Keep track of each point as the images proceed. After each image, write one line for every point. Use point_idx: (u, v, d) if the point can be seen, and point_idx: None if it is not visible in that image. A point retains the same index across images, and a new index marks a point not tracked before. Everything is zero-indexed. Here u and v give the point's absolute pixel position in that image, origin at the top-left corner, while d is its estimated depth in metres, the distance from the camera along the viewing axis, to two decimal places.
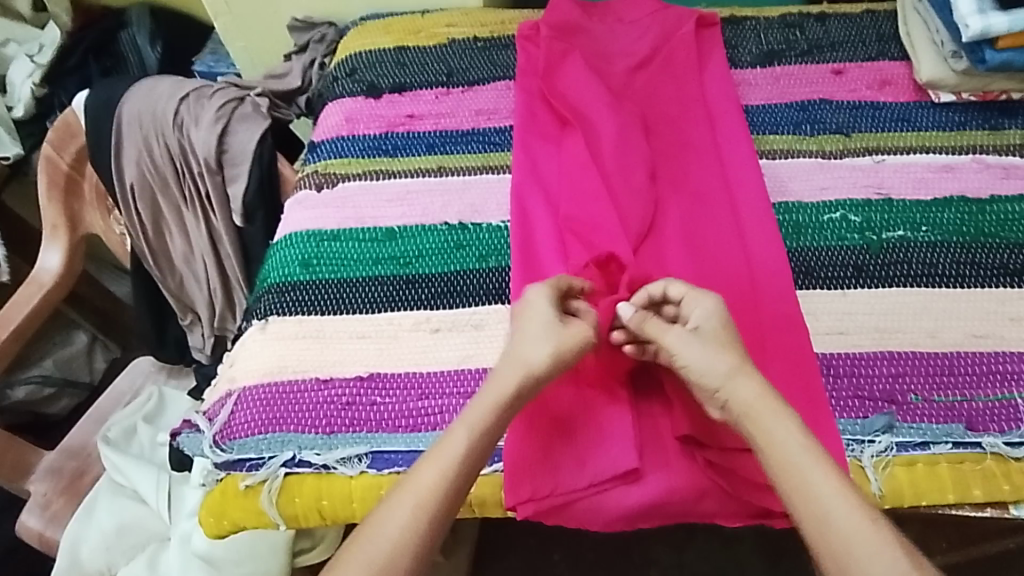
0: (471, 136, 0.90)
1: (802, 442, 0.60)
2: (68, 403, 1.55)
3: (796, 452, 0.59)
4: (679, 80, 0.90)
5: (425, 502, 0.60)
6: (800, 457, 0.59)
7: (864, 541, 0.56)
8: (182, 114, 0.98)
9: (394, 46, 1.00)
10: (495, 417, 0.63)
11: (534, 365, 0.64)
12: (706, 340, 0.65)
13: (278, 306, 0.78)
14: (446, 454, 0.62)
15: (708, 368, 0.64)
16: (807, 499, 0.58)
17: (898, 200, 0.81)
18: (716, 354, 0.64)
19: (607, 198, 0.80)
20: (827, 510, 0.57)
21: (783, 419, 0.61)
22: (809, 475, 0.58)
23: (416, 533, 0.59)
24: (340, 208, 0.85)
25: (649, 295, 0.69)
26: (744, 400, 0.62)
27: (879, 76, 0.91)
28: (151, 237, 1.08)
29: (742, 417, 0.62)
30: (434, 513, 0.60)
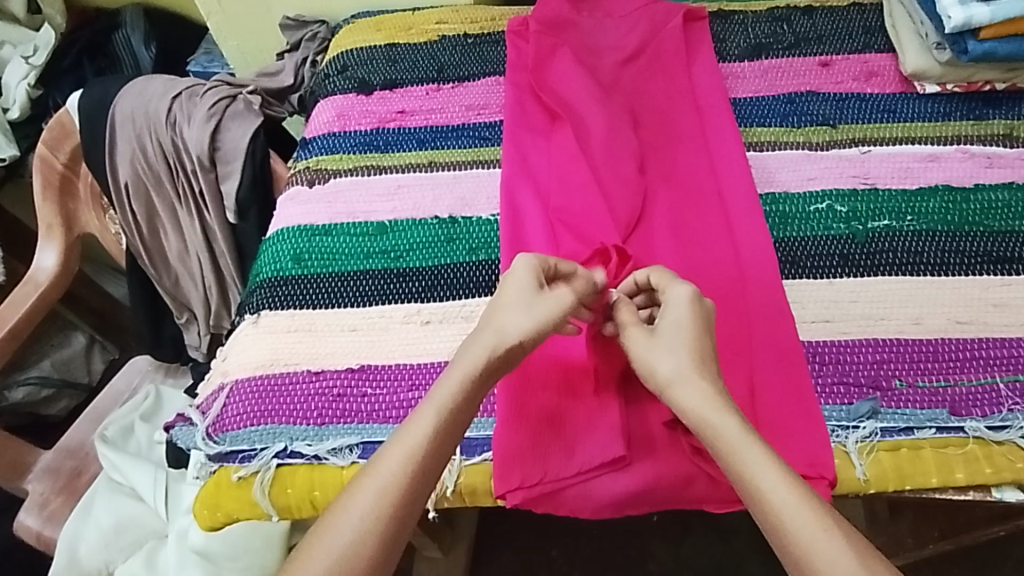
0: (462, 131, 0.91)
1: (752, 444, 0.59)
2: (67, 403, 1.57)
3: (759, 469, 0.58)
4: (668, 72, 0.91)
5: (389, 490, 0.59)
6: (751, 460, 0.59)
7: (819, 542, 0.55)
8: (175, 112, 0.98)
9: (385, 43, 1.01)
10: (464, 401, 0.63)
11: (508, 337, 0.65)
12: (669, 341, 0.65)
13: (270, 300, 0.78)
14: (410, 438, 0.61)
15: (662, 372, 0.64)
16: (766, 508, 0.57)
17: (883, 189, 0.81)
18: (675, 355, 0.64)
19: (597, 190, 0.81)
20: (785, 512, 0.56)
21: (732, 423, 0.60)
22: (764, 478, 0.58)
23: (379, 523, 0.58)
24: (331, 203, 0.85)
25: (635, 282, 0.71)
26: (693, 406, 0.62)
27: (865, 68, 0.92)
28: (146, 236, 1.09)
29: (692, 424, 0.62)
30: (396, 503, 0.58)
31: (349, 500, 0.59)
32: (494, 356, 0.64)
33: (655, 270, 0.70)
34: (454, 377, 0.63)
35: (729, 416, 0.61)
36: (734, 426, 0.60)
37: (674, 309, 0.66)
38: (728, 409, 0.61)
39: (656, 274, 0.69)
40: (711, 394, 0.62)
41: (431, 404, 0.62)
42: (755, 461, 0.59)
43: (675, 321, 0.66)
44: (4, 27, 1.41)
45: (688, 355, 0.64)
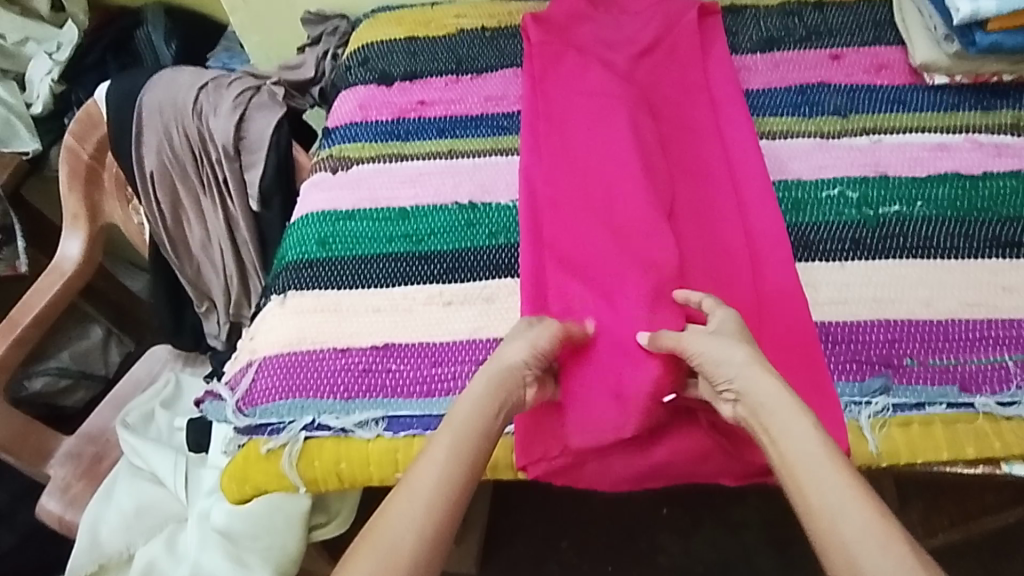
0: (481, 121, 0.94)
1: (812, 440, 0.58)
2: (83, 396, 1.59)
3: (800, 447, 0.59)
4: (684, 68, 0.95)
5: (432, 499, 0.59)
6: (809, 455, 0.58)
7: (864, 538, 0.53)
8: (201, 102, 1.00)
9: (405, 37, 1.04)
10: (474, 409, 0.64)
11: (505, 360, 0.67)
12: (726, 337, 0.66)
13: (298, 281, 0.81)
14: (435, 455, 0.61)
15: (729, 358, 0.64)
16: (810, 505, 0.56)
17: (894, 176, 0.83)
18: (734, 346, 0.65)
19: (614, 176, 0.83)
20: (828, 502, 0.55)
21: (796, 416, 0.60)
22: (814, 471, 0.57)
23: (421, 536, 0.57)
24: (354, 189, 0.88)
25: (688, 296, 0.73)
26: (755, 389, 0.63)
27: (875, 61, 0.95)
28: (170, 226, 1.12)
29: (754, 406, 0.62)
30: (442, 514, 0.58)
31: (389, 506, 0.58)
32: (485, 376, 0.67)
33: (708, 297, 0.72)
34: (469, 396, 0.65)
35: (795, 412, 0.60)
36: (801, 421, 0.60)
37: (720, 326, 0.68)
38: (800, 408, 0.61)
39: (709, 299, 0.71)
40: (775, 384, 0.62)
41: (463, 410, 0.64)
42: (813, 455, 0.58)
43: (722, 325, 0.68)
44: (28, 24, 1.46)
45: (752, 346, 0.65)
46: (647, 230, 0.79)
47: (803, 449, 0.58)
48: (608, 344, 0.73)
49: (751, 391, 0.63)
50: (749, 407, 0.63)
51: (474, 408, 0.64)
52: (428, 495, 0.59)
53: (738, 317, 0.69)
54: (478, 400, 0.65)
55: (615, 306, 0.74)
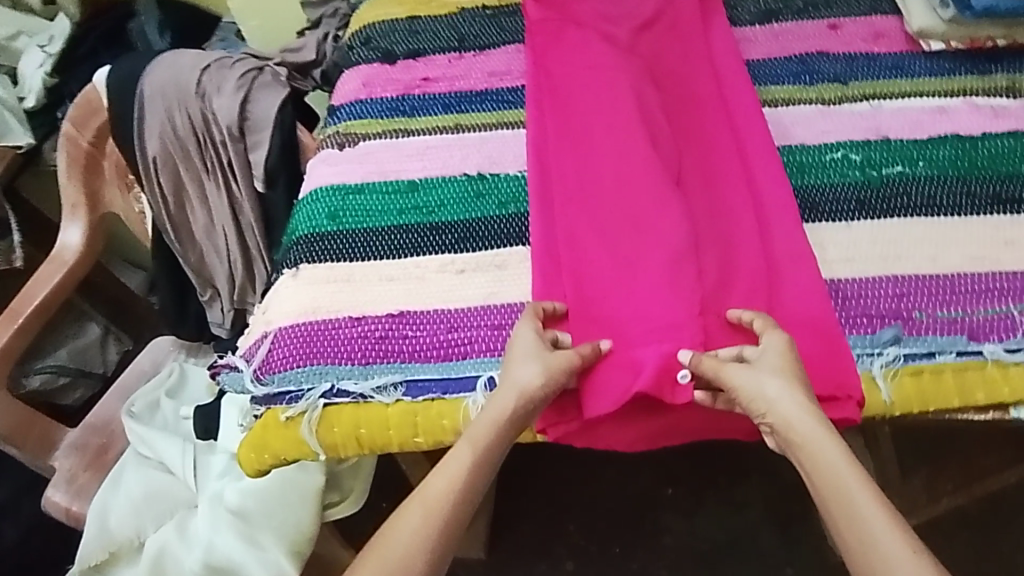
0: (486, 96, 0.94)
1: (852, 472, 0.61)
2: (82, 394, 1.58)
3: (844, 478, 0.61)
4: (685, 40, 0.96)
5: (437, 510, 0.64)
6: (849, 486, 0.61)
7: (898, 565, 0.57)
8: (204, 84, 0.99)
9: (406, 16, 1.04)
10: (494, 438, 0.67)
11: (525, 391, 0.67)
12: (776, 370, 0.66)
13: (309, 254, 0.81)
14: (450, 468, 0.66)
15: (775, 394, 0.65)
16: (854, 527, 0.59)
17: (895, 139, 0.85)
18: (778, 379, 0.65)
19: (619, 150, 0.84)
20: (868, 531, 0.59)
21: (834, 447, 0.62)
22: (854, 502, 0.60)
23: (426, 537, 0.63)
24: (363, 163, 0.88)
25: (739, 317, 0.72)
26: (797, 423, 0.64)
27: (872, 30, 0.96)
28: (173, 210, 1.12)
29: (792, 439, 0.64)
30: (442, 525, 0.64)
31: (401, 517, 0.65)
32: (508, 400, 0.67)
33: (759, 316, 0.71)
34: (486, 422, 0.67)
35: (829, 438, 0.63)
36: (838, 453, 0.62)
37: (766, 352, 0.68)
38: (833, 437, 0.63)
39: (760, 320, 0.70)
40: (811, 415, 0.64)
41: (472, 441, 0.66)
42: (854, 487, 0.60)
43: (773, 352, 0.67)
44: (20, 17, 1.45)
45: (794, 381, 0.65)
46: (656, 201, 0.80)
47: (841, 484, 0.61)
48: (620, 312, 0.75)
49: (789, 425, 0.64)
50: (787, 440, 0.65)
51: (490, 426, 0.67)
52: (432, 502, 0.65)
53: (789, 339, 0.68)
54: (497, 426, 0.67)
55: (628, 277, 0.76)
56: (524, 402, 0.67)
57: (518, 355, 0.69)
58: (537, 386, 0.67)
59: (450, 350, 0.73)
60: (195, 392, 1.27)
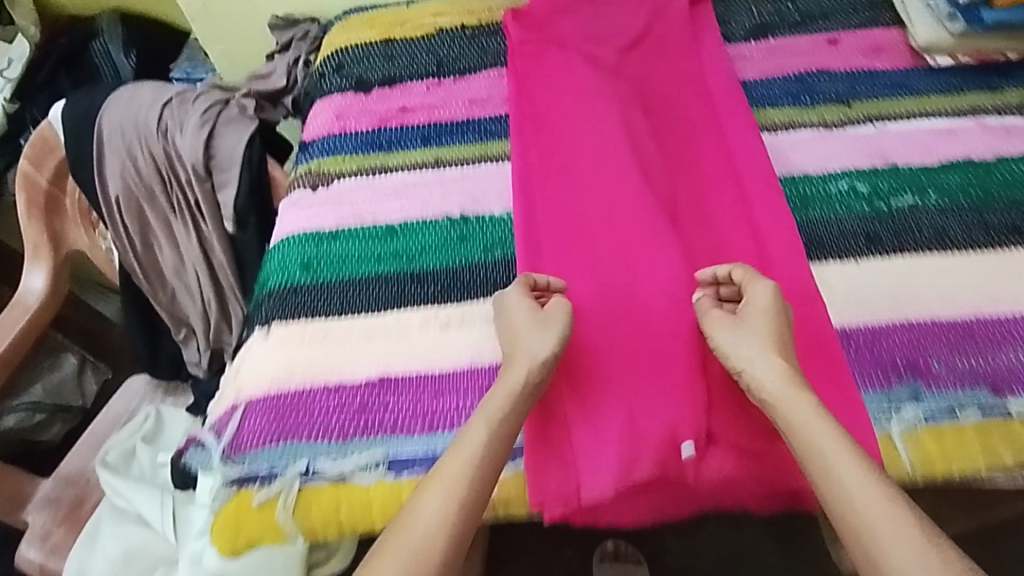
0: (467, 127, 0.88)
1: (826, 429, 0.59)
2: (61, 429, 1.48)
3: (819, 435, 0.59)
4: (674, 60, 0.90)
5: (457, 491, 0.59)
6: (825, 444, 0.59)
7: (885, 525, 0.54)
8: (165, 120, 0.92)
9: (380, 40, 0.98)
10: (512, 408, 0.63)
11: (539, 358, 0.65)
12: (751, 327, 0.66)
13: (280, 310, 0.75)
14: (465, 450, 0.61)
15: (749, 354, 0.64)
16: (832, 486, 0.57)
17: (903, 166, 0.80)
18: (754, 336, 0.65)
19: (611, 185, 0.79)
20: (846, 488, 0.56)
21: (807, 406, 0.61)
22: (836, 465, 0.57)
23: (447, 523, 0.58)
24: (337, 205, 0.82)
25: (715, 275, 0.71)
26: (769, 383, 0.63)
27: (872, 43, 0.91)
28: (140, 251, 1.06)
29: (764, 399, 0.63)
30: (468, 509, 0.59)
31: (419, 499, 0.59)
32: (522, 368, 0.64)
33: (739, 267, 0.70)
34: (499, 390, 0.64)
35: (803, 397, 0.62)
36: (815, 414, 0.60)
37: (752, 306, 0.67)
38: (808, 400, 0.61)
39: (738, 270, 0.70)
40: (783, 370, 0.63)
41: (483, 413, 0.63)
42: (831, 444, 0.58)
43: (756, 309, 0.67)
44: None
45: (770, 341, 0.65)
46: (651, 236, 0.75)
47: (820, 444, 0.59)
48: (620, 360, 0.68)
49: (761, 388, 0.63)
50: (762, 403, 0.63)
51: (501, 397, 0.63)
52: (451, 489, 0.59)
53: (776, 288, 0.68)
54: (513, 395, 0.63)
55: (627, 320, 0.70)
56: (536, 368, 0.64)
57: (520, 316, 0.68)
58: (549, 352, 0.65)
59: (435, 420, 0.67)
60: (173, 439, 1.21)
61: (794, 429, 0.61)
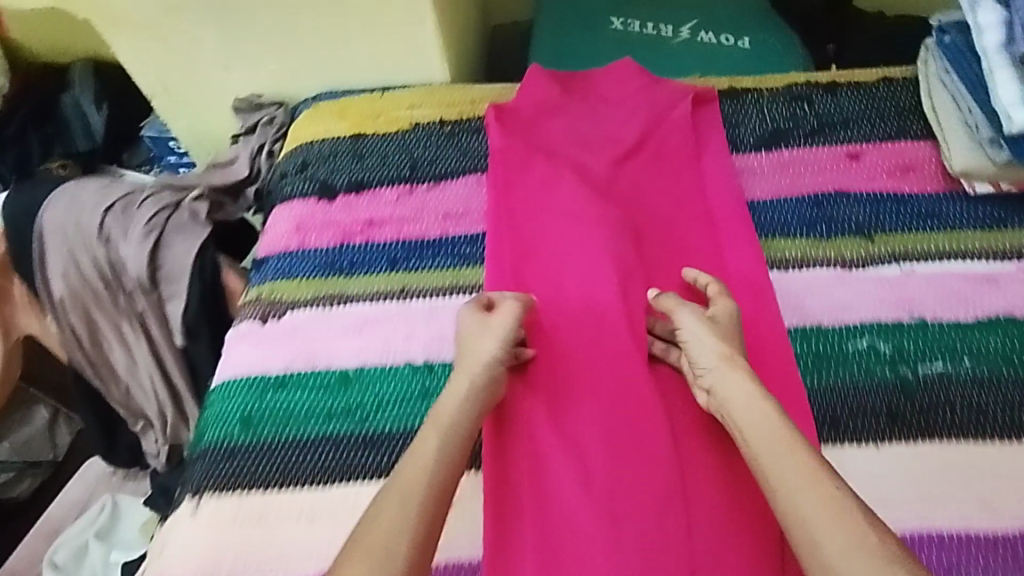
0: (440, 248, 0.79)
1: (777, 428, 0.57)
2: (30, 485, 1.24)
3: (770, 438, 0.57)
4: (673, 177, 0.80)
5: (411, 499, 0.56)
6: (775, 443, 0.56)
7: (830, 527, 0.51)
8: (108, 226, 0.85)
9: (350, 134, 0.88)
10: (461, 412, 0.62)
11: (487, 364, 0.65)
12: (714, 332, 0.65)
13: (215, 478, 0.66)
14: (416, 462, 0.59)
15: (707, 352, 0.64)
16: (777, 488, 0.54)
17: (933, 322, 0.70)
18: (713, 343, 0.65)
19: (593, 343, 0.69)
20: (792, 487, 0.53)
21: (763, 405, 0.59)
22: (782, 463, 0.55)
23: (403, 527, 0.54)
24: (288, 344, 0.73)
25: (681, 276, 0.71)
26: (723, 383, 0.62)
27: (900, 160, 0.81)
28: (88, 348, 0.96)
29: (721, 401, 0.61)
30: (421, 506, 0.56)
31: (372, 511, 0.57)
32: (467, 379, 0.64)
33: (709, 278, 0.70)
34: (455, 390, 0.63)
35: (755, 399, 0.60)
36: (767, 416, 0.58)
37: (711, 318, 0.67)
38: (766, 401, 0.59)
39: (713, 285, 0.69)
40: (740, 373, 0.62)
41: (436, 426, 0.61)
42: (779, 451, 0.56)
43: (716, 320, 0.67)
44: None
45: (728, 344, 0.64)
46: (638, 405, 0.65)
47: (769, 441, 0.57)
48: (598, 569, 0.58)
49: (718, 385, 0.62)
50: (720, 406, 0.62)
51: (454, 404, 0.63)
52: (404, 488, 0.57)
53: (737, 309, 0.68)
54: (466, 400, 0.63)
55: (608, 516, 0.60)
56: (485, 374, 0.64)
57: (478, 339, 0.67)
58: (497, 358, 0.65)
59: None
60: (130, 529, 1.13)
61: (748, 431, 0.58)
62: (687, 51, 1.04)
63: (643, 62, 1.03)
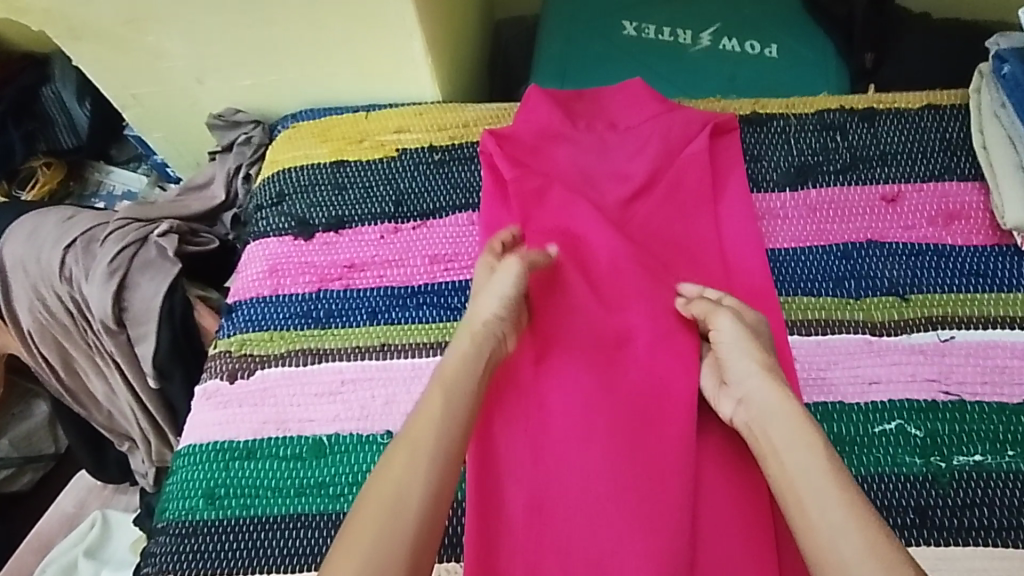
0: (424, 297, 0.72)
1: (807, 448, 0.53)
2: (34, 477, 1.13)
3: (797, 453, 0.53)
4: (687, 219, 0.72)
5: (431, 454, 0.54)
6: (804, 462, 0.52)
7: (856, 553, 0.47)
8: (69, 265, 0.79)
9: (331, 160, 0.81)
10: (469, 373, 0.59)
11: (475, 321, 0.62)
12: (746, 343, 0.60)
13: (176, 560, 0.61)
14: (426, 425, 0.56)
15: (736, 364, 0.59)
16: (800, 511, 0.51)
17: (972, 403, 0.62)
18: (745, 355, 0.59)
19: (598, 415, 0.62)
20: (818, 511, 0.50)
21: (792, 421, 0.55)
22: (809, 484, 0.51)
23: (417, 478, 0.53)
24: (257, 406, 0.68)
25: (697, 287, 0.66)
26: (754, 396, 0.57)
27: (944, 206, 0.72)
28: (65, 377, 0.91)
29: (749, 416, 0.57)
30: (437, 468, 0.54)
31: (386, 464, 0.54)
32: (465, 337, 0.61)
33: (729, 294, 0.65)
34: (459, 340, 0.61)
35: (778, 412, 0.55)
36: (797, 429, 0.54)
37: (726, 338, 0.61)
38: (796, 412, 0.55)
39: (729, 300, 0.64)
40: (769, 385, 0.57)
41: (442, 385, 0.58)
42: (808, 466, 0.52)
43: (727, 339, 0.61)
44: None
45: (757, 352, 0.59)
46: (644, 484, 0.59)
47: (798, 461, 0.52)
48: None
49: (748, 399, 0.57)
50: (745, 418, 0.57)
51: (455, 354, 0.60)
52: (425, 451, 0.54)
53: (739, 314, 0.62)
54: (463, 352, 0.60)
55: None
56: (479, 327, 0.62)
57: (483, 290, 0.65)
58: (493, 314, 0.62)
59: None
60: (120, 550, 1.01)
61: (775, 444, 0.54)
62: (708, 60, 0.93)
63: (660, 73, 0.93)
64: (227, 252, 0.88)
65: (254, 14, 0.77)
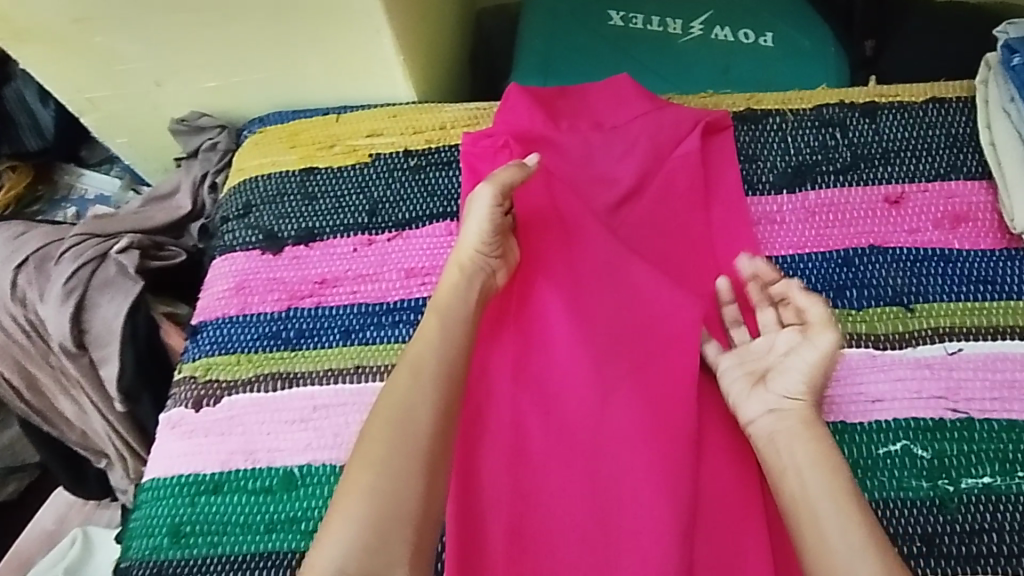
0: (400, 315, 0.68)
1: (829, 472, 0.54)
2: (18, 488, 1.07)
3: (818, 476, 0.54)
4: (677, 224, 0.67)
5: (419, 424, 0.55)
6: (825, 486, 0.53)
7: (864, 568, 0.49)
8: (23, 286, 0.75)
9: (300, 167, 0.76)
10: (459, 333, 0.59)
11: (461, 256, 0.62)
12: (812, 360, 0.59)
13: None
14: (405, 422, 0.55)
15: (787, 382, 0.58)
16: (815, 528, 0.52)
17: (981, 421, 0.59)
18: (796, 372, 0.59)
19: (586, 424, 0.58)
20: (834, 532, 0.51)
21: (818, 445, 0.55)
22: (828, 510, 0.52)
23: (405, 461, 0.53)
24: (225, 436, 0.64)
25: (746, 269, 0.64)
26: (784, 417, 0.57)
27: (950, 208, 0.67)
28: (31, 399, 0.86)
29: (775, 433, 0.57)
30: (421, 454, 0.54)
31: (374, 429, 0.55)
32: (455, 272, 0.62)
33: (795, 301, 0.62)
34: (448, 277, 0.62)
35: (809, 437, 0.56)
36: (820, 454, 0.55)
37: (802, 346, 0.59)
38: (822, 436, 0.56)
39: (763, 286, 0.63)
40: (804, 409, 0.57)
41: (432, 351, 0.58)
42: (827, 491, 0.53)
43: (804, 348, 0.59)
44: None
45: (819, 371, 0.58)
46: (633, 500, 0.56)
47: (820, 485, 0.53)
48: None
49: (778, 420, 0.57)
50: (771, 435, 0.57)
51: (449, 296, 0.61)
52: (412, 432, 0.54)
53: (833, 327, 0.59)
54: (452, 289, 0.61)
55: None
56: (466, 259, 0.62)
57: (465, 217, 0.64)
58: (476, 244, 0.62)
59: None
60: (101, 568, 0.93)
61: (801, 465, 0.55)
62: (700, 52, 0.88)
63: (648, 66, 0.88)
64: (195, 265, 0.84)
65: (210, 14, 0.72)
